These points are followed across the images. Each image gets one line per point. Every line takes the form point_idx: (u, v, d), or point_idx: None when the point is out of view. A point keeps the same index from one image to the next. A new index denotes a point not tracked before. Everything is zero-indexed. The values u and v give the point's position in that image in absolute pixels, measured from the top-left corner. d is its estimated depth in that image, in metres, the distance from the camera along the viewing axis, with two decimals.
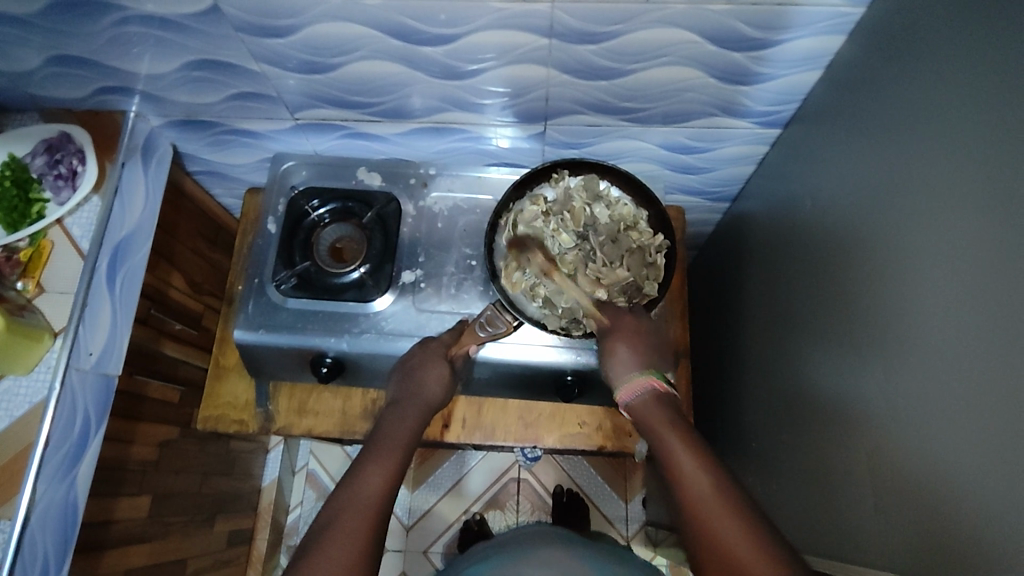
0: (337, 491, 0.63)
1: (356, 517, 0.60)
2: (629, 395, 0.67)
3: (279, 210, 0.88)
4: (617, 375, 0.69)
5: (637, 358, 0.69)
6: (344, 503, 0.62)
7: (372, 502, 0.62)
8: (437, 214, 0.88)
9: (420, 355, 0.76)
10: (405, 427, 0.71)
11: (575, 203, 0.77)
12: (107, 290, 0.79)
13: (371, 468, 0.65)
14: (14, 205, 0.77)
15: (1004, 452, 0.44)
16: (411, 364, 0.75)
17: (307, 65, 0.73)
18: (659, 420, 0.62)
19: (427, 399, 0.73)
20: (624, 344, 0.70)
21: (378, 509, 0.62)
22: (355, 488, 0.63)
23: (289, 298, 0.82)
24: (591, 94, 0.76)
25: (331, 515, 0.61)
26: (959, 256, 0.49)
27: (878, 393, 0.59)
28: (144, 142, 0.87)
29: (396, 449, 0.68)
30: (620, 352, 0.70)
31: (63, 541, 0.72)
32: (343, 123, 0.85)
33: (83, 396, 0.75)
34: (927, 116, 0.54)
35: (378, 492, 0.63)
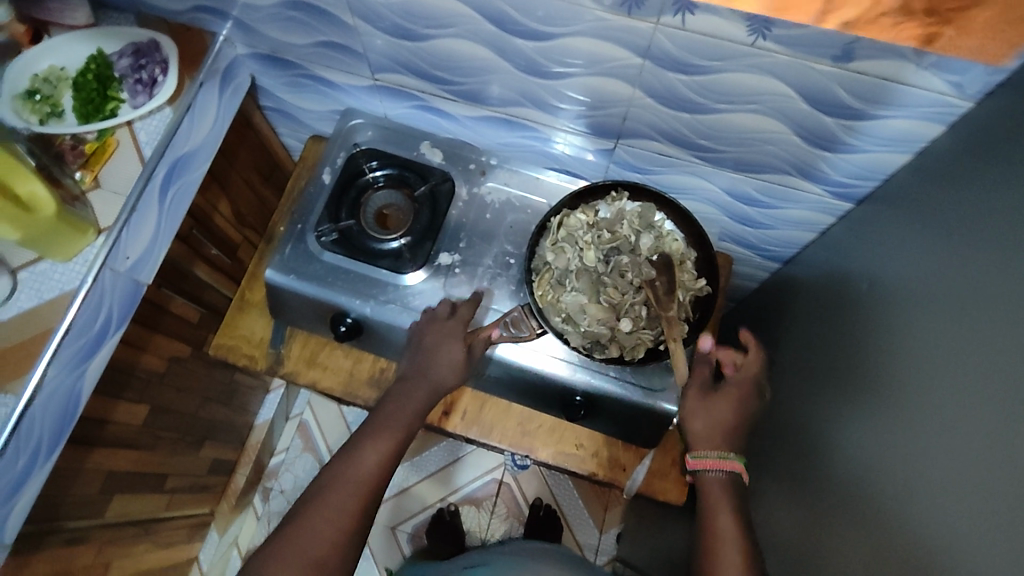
0: (334, 460, 0.65)
1: (350, 490, 0.62)
2: (706, 465, 0.67)
3: (337, 162, 0.88)
4: (696, 434, 0.70)
5: (725, 430, 0.69)
6: (340, 475, 0.63)
7: (367, 477, 0.63)
8: (487, 205, 0.87)
9: (433, 334, 0.75)
10: (410, 403, 0.71)
11: (624, 232, 0.77)
12: (157, 202, 0.80)
13: (371, 443, 0.66)
14: (91, 98, 0.79)
15: (1006, 560, 0.43)
16: (425, 346, 0.74)
17: (399, 30, 0.73)
18: (723, 501, 0.64)
19: (434, 381, 0.72)
20: (724, 404, 0.70)
21: (371, 486, 0.63)
22: (353, 462, 0.64)
23: (326, 251, 0.83)
24: (671, 124, 0.75)
25: (326, 482, 0.63)
26: (998, 353, 0.48)
27: (889, 473, 0.58)
28: (226, 67, 0.87)
29: (400, 427, 0.68)
30: (719, 414, 0.69)
31: (58, 431, 0.72)
32: (420, 94, 0.85)
33: (111, 298, 0.75)
34: (999, 214, 0.53)
35: (373, 466, 0.64)
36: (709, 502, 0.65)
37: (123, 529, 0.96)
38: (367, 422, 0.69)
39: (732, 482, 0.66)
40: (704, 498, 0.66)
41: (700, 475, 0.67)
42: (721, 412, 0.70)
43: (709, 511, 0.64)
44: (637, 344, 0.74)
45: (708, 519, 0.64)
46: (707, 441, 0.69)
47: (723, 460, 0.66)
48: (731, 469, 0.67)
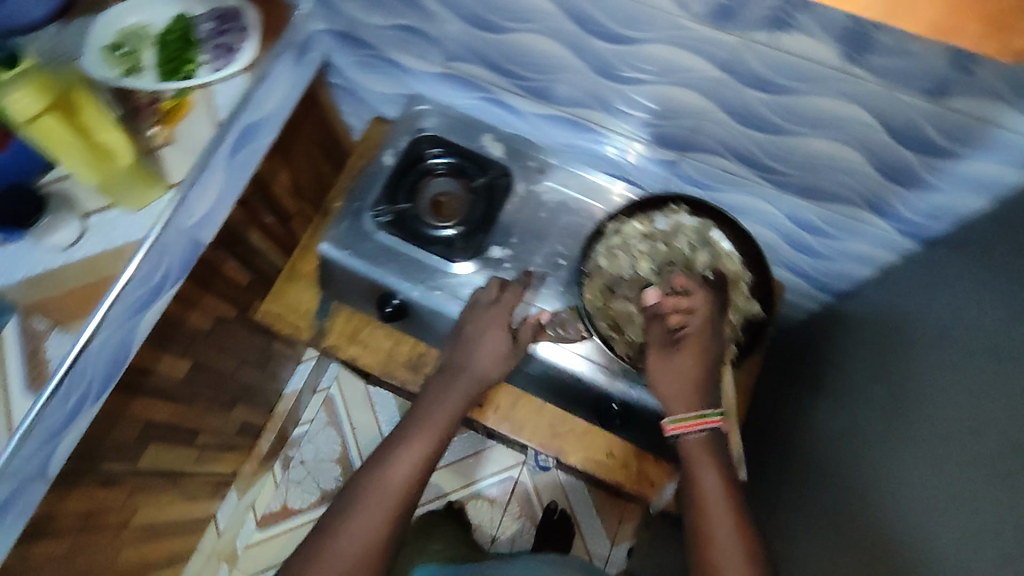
0: (373, 462, 0.68)
1: (387, 494, 0.65)
2: (683, 427, 0.66)
3: (399, 145, 0.89)
4: (670, 397, 0.68)
5: (694, 384, 0.67)
6: (378, 476, 0.66)
7: (403, 480, 0.66)
8: (543, 203, 0.86)
9: (479, 322, 0.76)
10: (448, 403, 0.72)
11: (679, 246, 0.77)
12: (222, 167, 0.81)
13: (409, 444, 0.68)
14: (172, 56, 0.79)
15: None
16: (469, 334, 0.75)
17: (479, 21, 0.73)
18: (707, 463, 0.65)
19: (474, 373, 0.74)
20: (689, 354, 0.68)
21: (408, 488, 0.66)
22: (388, 466, 0.67)
23: (380, 231, 0.84)
24: (742, 142, 0.73)
25: (365, 483, 0.66)
26: None
27: (929, 519, 0.55)
28: (302, 40, 0.88)
29: (437, 429, 0.70)
30: (686, 369, 0.67)
31: (106, 374, 0.75)
32: (488, 86, 0.85)
33: (172, 253, 0.78)
34: None
35: (410, 470, 0.67)
36: (690, 463, 0.65)
37: (151, 479, 0.99)
38: (405, 421, 0.71)
39: (712, 441, 0.66)
40: (685, 459, 0.66)
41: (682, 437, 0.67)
42: (686, 368, 0.67)
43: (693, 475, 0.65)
44: None
45: (693, 478, 0.64)
46: (682, 402, 0.67)
47: (699, 420, 0.66)
48: (711, 425, 0.66)
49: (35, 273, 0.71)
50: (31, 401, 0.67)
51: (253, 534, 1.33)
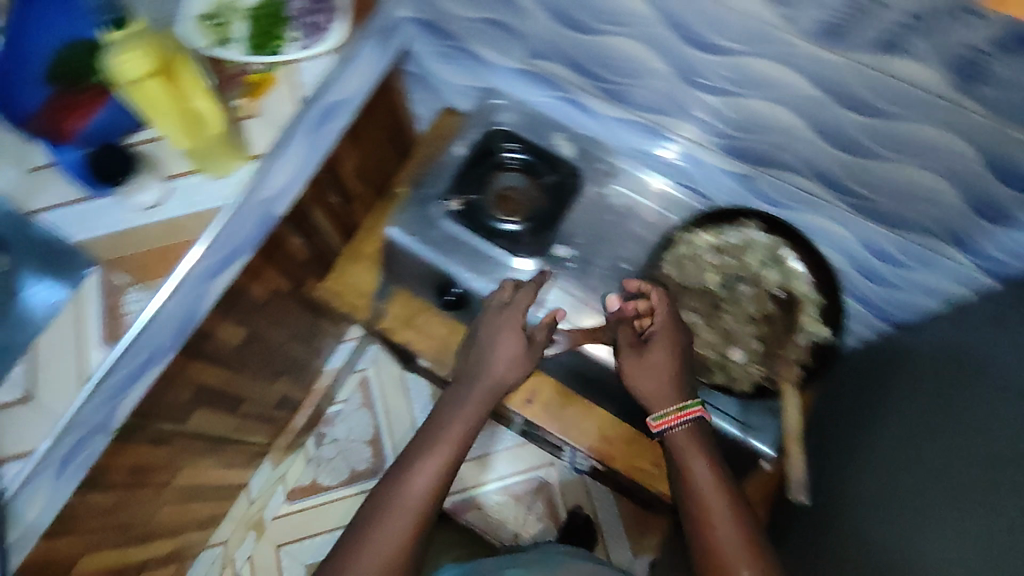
0: (384, 484, 0.65)
1: (402, 513, 0.62)
2: (667, 422, 0.65)
3: (469, 136, 0.88)
4: (649, 395, 0.68)
5: (670, 377, 0.68)
6: (393, 496, 0.63)
7: (418, 499, 0.63)
8: (610, 207, 0.86)
9: (492, 326, 0.75)
10: (466, 412, 0.70)
11: (750, 263, 0.77)
12: (303, 144, 0.82)
13: (426, 461, 0.65)
14: (264, 31, 0.80)
15: None
16: (482, 338, 0.75)
17: (571, 22, 0.72)
18: (696, 452, 0.62)
19: (494, 378, 0.72)
20: (660, 349, 0.69)
21: (423, 507, 0.63)
22: (408, 483, 0.64)
23: (448, 220, 0.84)
24: (826, 163, 0.72)
25: (378, 502, 0.63)
26: None
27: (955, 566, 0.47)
28: (386, 25, 0.88)
29: (455, 441, 0.67)
30: (660, 362, 0.69)
31: (177, 335, 0.77)
32: (566, 85, 0.84)
33: (249, 223, 0.80)
34: None
35: (425, 491, 0.63)
36: (679, 454, 0.63)
37: (196, 442, 1.01)
38: (420, 438, 0.69)
39: (697, 431, 0.64)
40: (672, 455, 0.64)
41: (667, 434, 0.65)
42: (660, 363, 0.69)
43: (681, 467, 0.62)
44: (746, 375, 0.72)
45: (683, 470, 0.62)
46: (660, 396, 0.68)
47: (680, 411, 0.65)
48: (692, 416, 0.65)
49: (114, 231, 0.74)
50: (103, 353, 0.70)
51: (281, 506, 1.35)
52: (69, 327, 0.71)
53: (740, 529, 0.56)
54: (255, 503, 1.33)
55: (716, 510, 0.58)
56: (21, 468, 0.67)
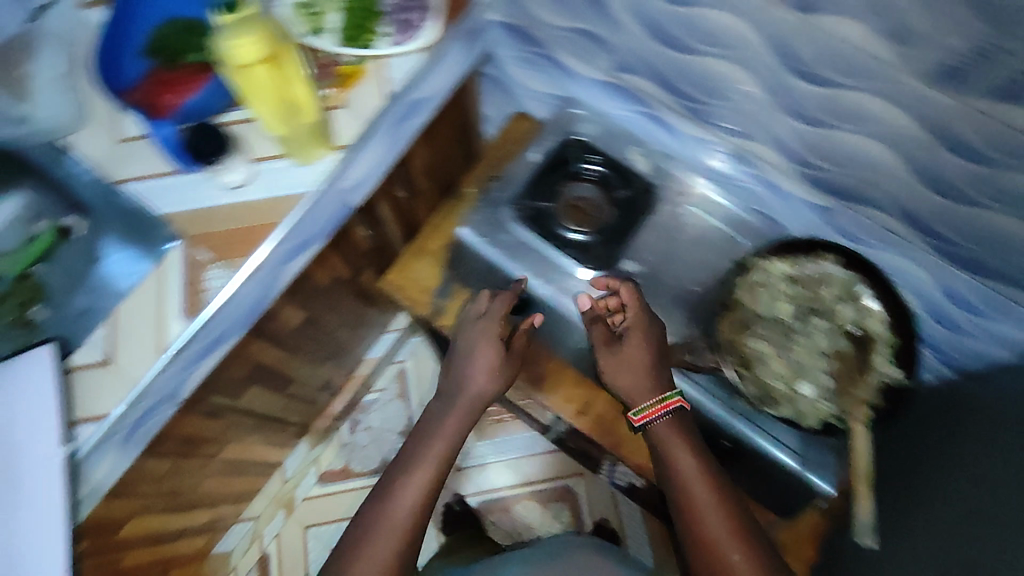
0: (370, 504, 0.70)
1: (389, 531, 0.67)
2: (648, 417, 0.70)
3: (546, 144, 0.88)
4: (630, 391, 0.72)
5: (648, 369, 0.73)
6: (379, 514, 0.68)
7: (403, 517, 0.68)
8: (682, 225, 0.85)
9: (470, 337, 0.79)
10: (452, 422, 0.74)
11: (824, 297, 0.74)
12: (383, 138, 0.83)
13: (409, 481, 0.70)
14: (356, 24, 0.82)
15: None
16: (463, 353, 0.78)
17: (669, 42, 0.72)
18: (679, 441, 0.69)
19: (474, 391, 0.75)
20: (638, 342, 0.74)
21: (408, 525, 0.68)
22: (392, 508, 0.68)
23: (518, 225, 0.84)
24: (916, 204, 0.71)
25: (366, 522, 0.68)
26: None
27: None
28: (475, 28, 0.89)
29: (439, 456, 0.72)
30: (638, 355, 0.73)
31: (248, 315, 0.79)
32: (649, 101, 0.83)
33: (325, 211, 0.81)
34: None
35: (407, 512, 0.68)
36: (665, 447, 0.69)
37: (245, 417, 1.02)
38: (406, 456, 0.73)
39: (679, 419, 0.70)
40: (659, 446, 0.70)
41: (650, 426, 0.70)
42: (637, 356, 0.73)
43: (668, 460, 0.68)
44: (813, 411, 0.71)
45: (669, 462, 0.68)
46: (642, 390, 0.72)
47: (663, 406, 0.69)
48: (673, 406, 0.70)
49: (200, 207, 0.76)
50: (182, 326, 0.72)
51: (312, 487, 1.37)
52: (152, 297, 0.73)
53: (721, 506, 0.65)
54: (289, 482, 1.36)
55: (703, 500, 0.65)
56: (97, 428, 0.69)
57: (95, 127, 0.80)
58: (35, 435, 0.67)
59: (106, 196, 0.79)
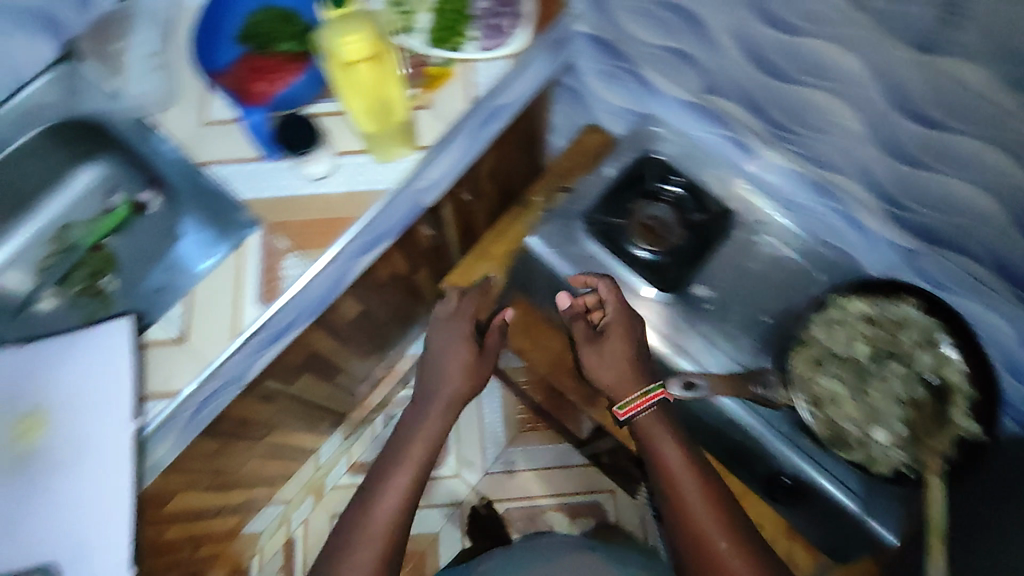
0: (350, 512, 0.70)
1: (372, 538, 0.67)
2: (634, 410, 0.68)
3: (623, 160, 0.87)
4: (613, 385, 0.71)
5: (627, 360, 0.72)
6: (359, 519, 0.69)
7: (386, 519, 0.68)
8: (755, 253, 0.82)
9: (443, 339, 0.82)
10: (431, 423, 0.76)
11: (903, 341, 0.73)
12: (464, 140, 0.83)
13: (392, 484, 0.71)
14: (446, 25, 0.82)
15: None
16: (434, 354, 0.81)
17: (770, 67, 0.71)
18: (666, 436, 0.67)
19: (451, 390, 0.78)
20: (618, 337, 0.73)
21: (393, 526, 0.68)
22: (374, 512, 0.69)
23: (590, 239, 0.83)
24: (1013, 257, 0.69)
25: (347, 529, 0.69)
26: None
27: None
28: (561, 38, 0.88)
29: (420, 457, 0.73)
30: (618, 350, 0.72)
31: (317, 305, 0.80)
32: (734, 125, 0.82)
33: (399, 209, 0.81)
34: None
35: (389, 516, 0.69)
36: (649, 441, 0.67)
37: (292, 403, 1.03)
38: (388, 458, 0.74)
39: (663, 413, 0.69)
40: (643, 440, 0.68)
41: (634, 421, 0.69)
42: (619, 351, 0.73)
43: (655, 457, 0.66)
44: (886, 457, 0.69)
45: (653, 456, 0.66)
46: (624, 386, 0.71)
47: (647, 397, 0.68)
48: (656, 400, 0.69)
49: (281, 195, 0.76)
50: (256, 311, 0.73)
51: (342, 477, 1.38)
52: (229, 280, 0.74)
53: (708, 498, 0.64)
54: (322, 469, 1.37)
55: (690, 494, 0.64)
56: (167, 405, 0.69)
57: (183, 106, 0.81)
58: (112, 405, 0.69)
59: (188, 175, 0.80)
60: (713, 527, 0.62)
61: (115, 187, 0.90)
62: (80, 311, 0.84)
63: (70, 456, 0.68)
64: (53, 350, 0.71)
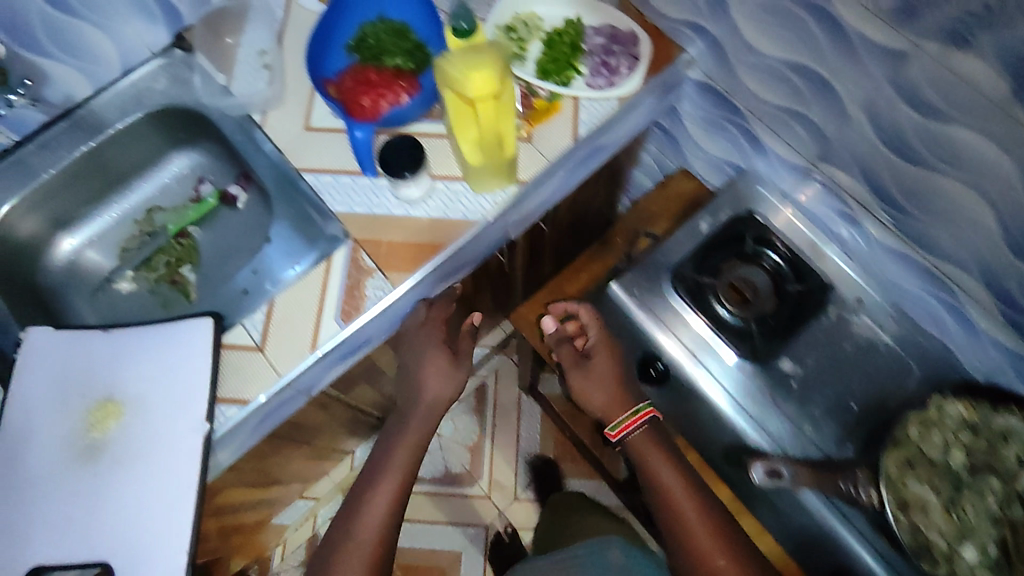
0: (337, 522, 0.69)
1: (357, 549, 0.66)
2: (627, 430, 0.71)
3: (720, 217, 0.85)
4: (605, 408, 0.73)
5: (615, 382, 0.74)
6: (346, 531, 0.67)
7: (373, 531, 0.67)
8: (852, 335, 0.79)
9: (415, 351, 0.76)
10: (414, 433, 0.73)
11: (1007, 455, 0.66)
12: (559, 177, 0.81)
13: (378, 493, 0.69)
14: (557, 58, 0.80)
15: None
16: (410, 363, 0.77)
17: (900, 148, 0.67)
18: (658, 454, 0.71)
19: (429, 402, 0.74)
20: (605, 359, 0.75)
21: (380, 537, 0.67)
22: (362, 521, 0.68)
23: (676, 295, 0.81)
24: None
25: (335, 540, 0.67)
26: None
27: None
28: (671, 83, 0.85)
29: (402, 468, 0.71)
30: (604, 372, 0.74)
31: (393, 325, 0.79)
32: (847, 198, 0.78)
33: (485, 239, 0.79)
34: None
35: (376, 527, 0.67)
36: (642, 459, 0.71)
37: (344, 412, 1.02)
38: (375, 461, 0.73)
39: (653, 431, 0.72)
40: (635, 458, 0.71)
41: (626, 440, 0.72)
42: (606, 373, 0.74)
43: (647, 472, 0.70)
44: None
45: (650, 474, 0.70)
46: (616, 407, 0.73)
47: (638, 417, 0.71)
48: (646, 421, 0.72)
49: (374, 213, 0.76)
50: (335, 328, 0.72)
51: None
52: (312, 292, 0.73)
53: (701, 510, 0.68)
54: (355, 470, 1.38)
55: (687, 509, 0.67)
56: (238, 411, 0.69)
57: (288, 109, 0.81)
58: (183, 407, 0.69)
59: (285, 181, 0.79)
60: (707, 536, 0.66)
61: (205, 177, 0.92)
62: (158, 297, 0.86)
63: (133, 455, 0.68)
64: (134, 343, 0.72)
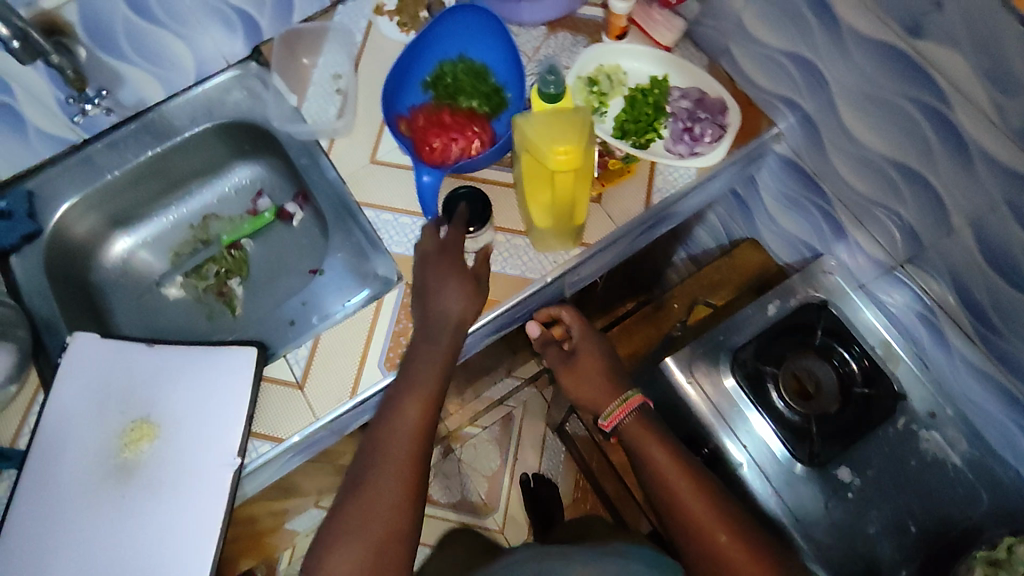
0: (375, 424, 0.63)
1: (399, 447, 0.62)
2: (620, 416, 0.69)
3: (790, 303, 0.80)
4: (595, 399, 0.72)
5: (603, 376, 0.72)
6: (383, 433, 0.62)
7: (413, 432, 0.63)
8: (919, 451, 0.74)
9: (433, 276, 0.68)
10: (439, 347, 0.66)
11: None
12: (627, 243, 0.77)
13: (410, 397, 0.64)
14: (638, 119, 0.77)
15: None
16: (429, 287, 0.68)
17: (1007, 271, 0.61)
18: (653, 439, 0.67)
19: (459, 317, 0.67)
20: (591, 357, 0.74)
21: (421, 436, 0.63)
22: (399, 424, 0.63)
23: (732, 380, 0.77)
24: None
25: (373, 442, 0.62)
26: None
27: None
28: (756, 156, 0.80)
29: (435, 374, 0.65)
30: (590, 366, 0.73)
31: None
32: (932, 304, 0.72)
33: (540, 297, 0.75)
34: None
35: (415, 426, 0.63)
36: (635, 443, 0.68)
37: None
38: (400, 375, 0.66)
39: (643, 416, 0.70)
40: (630, 443, 0.68)
41: (618, 426, 0.70)
42: (596, 369, 0.73)
43: (643, 456, 0.67)
44: None
45: (645, 460, 0.67)
46: (605, 397, 0.71)
47: (625, 404, 0.69)
48: (634, 407, 0.70)
49: None
50: (377, 377, 0.70)
51: None
52: (358, 337, 0.71)
53: (699, 488, 0.65)
54: None
55: (685, 492, 0.64)
56: (271, 449, 0.68)
57: (356, 140, 0.79)
58: (217, 438, 0.67)
59: (344, 212, 0.78)
60: (704, 510, 0.63)
61: (264, 191, 0.91)
62: (204, 308, 0.85)
63: (163, 481, 0.67)
64: (176, 364, 0.71)
